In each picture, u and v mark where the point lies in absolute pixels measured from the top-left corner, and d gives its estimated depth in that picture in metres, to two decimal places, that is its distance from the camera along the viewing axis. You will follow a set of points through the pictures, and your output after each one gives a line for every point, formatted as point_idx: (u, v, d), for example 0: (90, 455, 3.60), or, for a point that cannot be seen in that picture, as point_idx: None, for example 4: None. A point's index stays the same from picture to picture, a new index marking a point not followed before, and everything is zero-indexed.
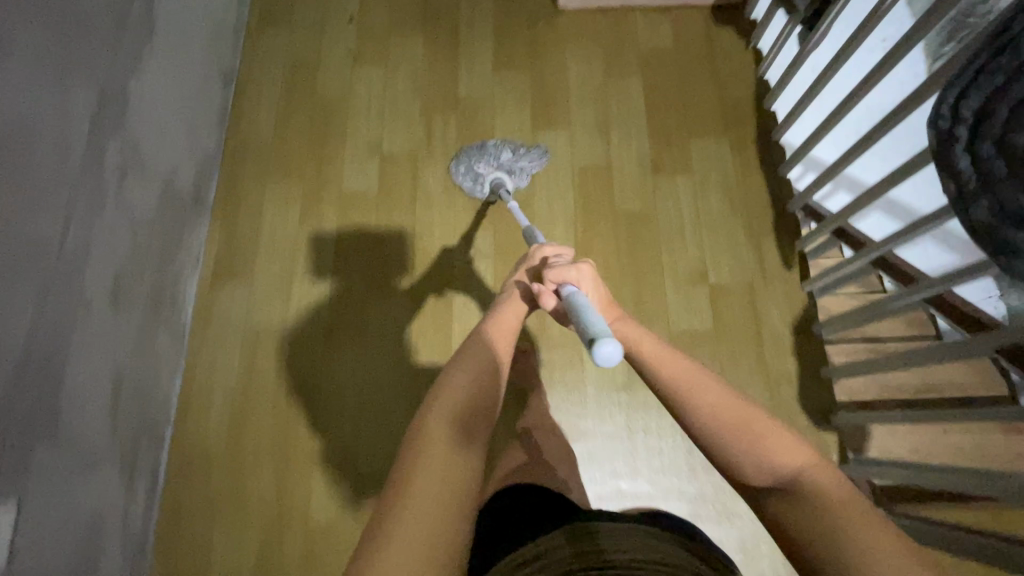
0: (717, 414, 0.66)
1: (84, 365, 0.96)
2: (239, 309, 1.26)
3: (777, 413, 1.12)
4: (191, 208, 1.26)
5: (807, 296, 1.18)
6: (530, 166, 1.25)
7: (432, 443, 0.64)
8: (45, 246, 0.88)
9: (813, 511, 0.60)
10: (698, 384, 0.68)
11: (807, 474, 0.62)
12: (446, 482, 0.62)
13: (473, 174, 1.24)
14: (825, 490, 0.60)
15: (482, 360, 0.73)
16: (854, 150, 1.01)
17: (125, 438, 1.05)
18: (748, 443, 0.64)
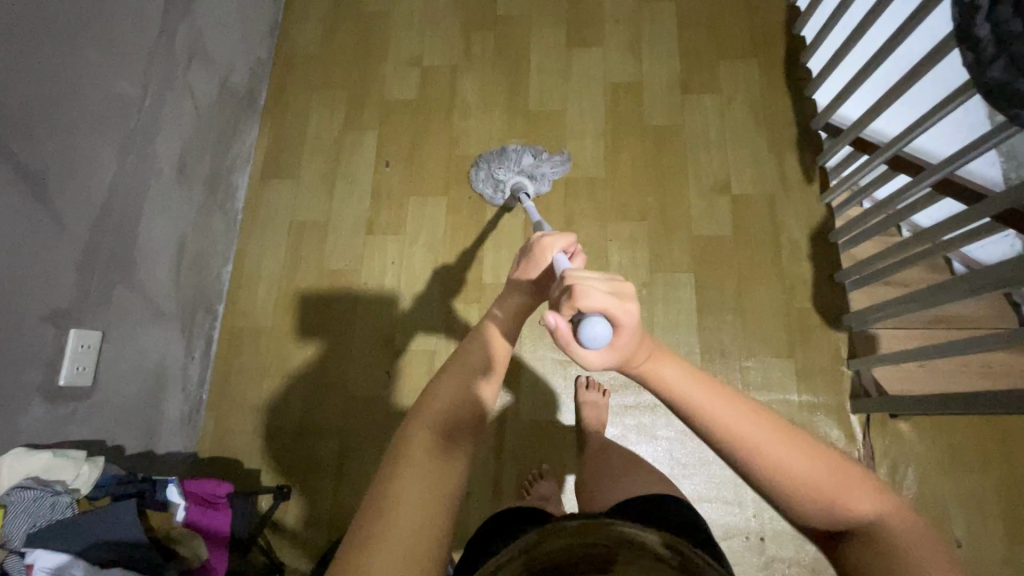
0: (783, 476, 0.48)
1: (155, 224, 1.07)
2: (285, 204, 1.35)
3: (790, 312, 1.18)
4: (244, 107, 1.35)
5: (825, 209, 1.23)
6: (551, 172, 1.27)
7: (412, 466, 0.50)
8: (125, 108, 0.98)
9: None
10: (764, 441, 0.48)
11: (906, 536, 0.46)
12: (422, 519, 0.47)
13: (494, 180, 1.26)
14: (918, 555, 0.45)
15: (467, 371, 0.58)
16: (877, 55, 1.06)
17: (184, 302, 1.16)
18: (828, 501, 0.48)
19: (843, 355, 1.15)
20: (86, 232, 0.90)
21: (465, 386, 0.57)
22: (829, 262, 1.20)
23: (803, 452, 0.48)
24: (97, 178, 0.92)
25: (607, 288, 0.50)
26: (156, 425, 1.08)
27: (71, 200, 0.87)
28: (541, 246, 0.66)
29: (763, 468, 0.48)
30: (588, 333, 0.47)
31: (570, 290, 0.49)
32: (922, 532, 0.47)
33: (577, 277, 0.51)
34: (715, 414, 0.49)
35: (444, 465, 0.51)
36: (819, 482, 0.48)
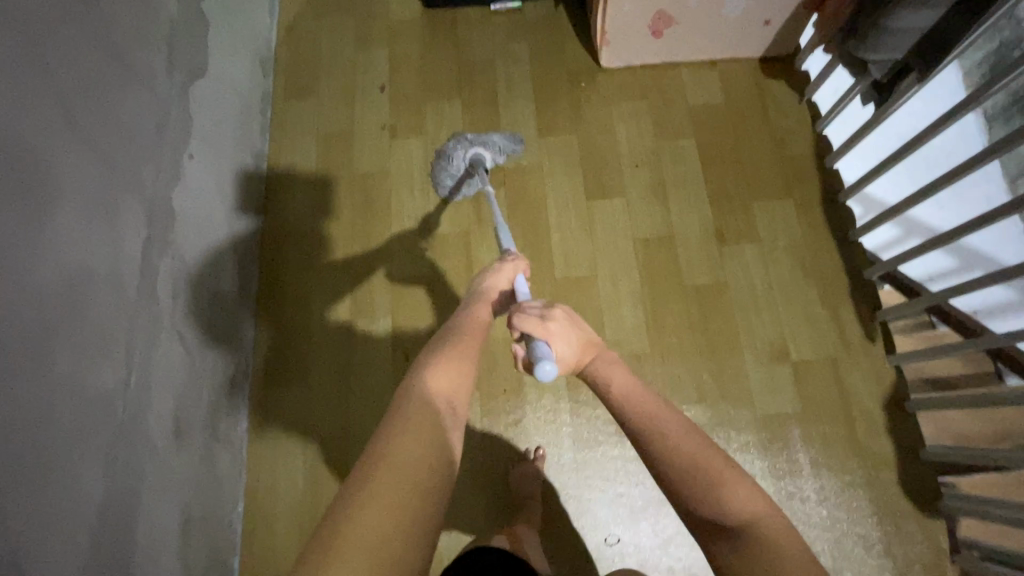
0: (679, 454, 0.68)
1: (155, 518, 0.90)
2: (298, 416, 1.21)
3: (877, 496, 1.08)
4: (235, 311, 1.20)
5: (896, 370, 1.14)
6: (501, 141, 1.31)
7: (412, 412, 0.66)
8: (108, 403, 0.81)
9: (768, 558, 0.59)
10: (669, 423, 0.71)
11: (764, 524, 0.62)
12: (418, 459, 0.62)
13: (450, 165, 1.29)
14: (773, 536, 0.61)
15: (459, 348, 0.77)
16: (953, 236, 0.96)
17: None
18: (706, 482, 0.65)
19: (944, 548, 1.04)
20: None
21: (461, 369, 0.74)
22: (910, 434, 1.10)
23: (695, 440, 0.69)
24: (82, 515, 0.75)
25: (543, 314, 0.82)
26: None
27: (59, 563, 0.71)
28: (502, 273, 0.93)
29: (666, 447, 0.69)
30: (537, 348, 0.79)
31: (520, 315, 0.82)
32: (784, 531, 0.62)
33: (523, 318, 0.81)
34: (637, 408, 0.74)
35: (438, 428, 0.66)
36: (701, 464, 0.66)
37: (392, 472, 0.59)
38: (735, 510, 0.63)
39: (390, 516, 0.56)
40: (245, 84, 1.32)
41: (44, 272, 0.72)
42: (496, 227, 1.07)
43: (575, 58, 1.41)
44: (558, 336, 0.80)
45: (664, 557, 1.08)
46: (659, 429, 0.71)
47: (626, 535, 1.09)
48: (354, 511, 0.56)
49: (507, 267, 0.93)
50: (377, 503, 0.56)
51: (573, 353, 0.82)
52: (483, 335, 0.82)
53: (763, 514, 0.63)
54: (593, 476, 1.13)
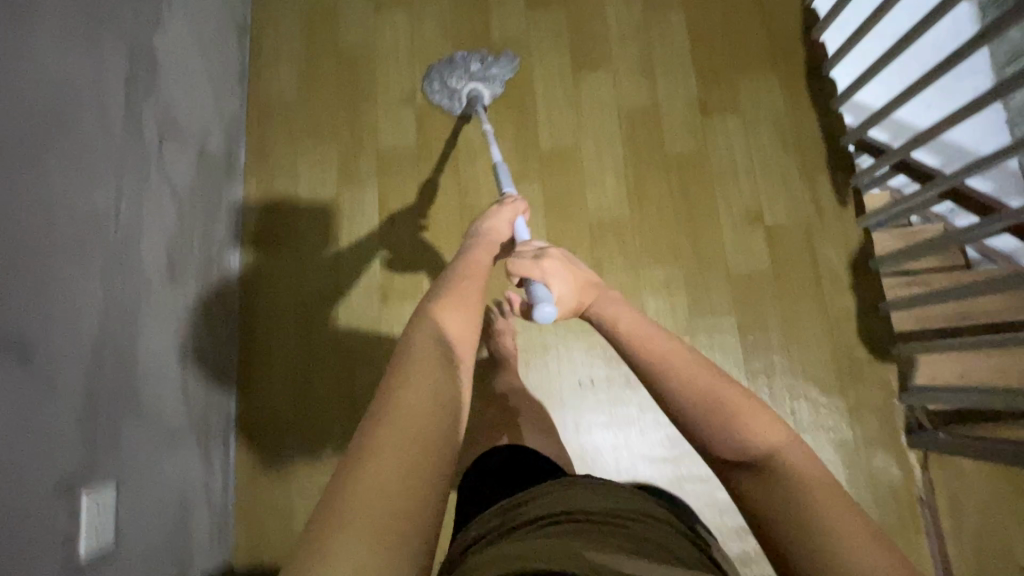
0: (692, 396, 0.62)
1: (153, 342, 0.94)
2: (289, 278, 1.25)
3: (838, 348, 1.14)
4: (223, 175, 1.21)
5: (863, 233, 1.19)
6: (502, 73, 1.17)
7: (420, 362, 0.55)
8: (103, 219, 0.84)
9: (791, 489, 0.54)
10: (678, 364, 0.64)
11: (786, 453, 0.57)
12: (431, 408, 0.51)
13: (447, 90, 1.16)
14: (796, 469, 0.55)
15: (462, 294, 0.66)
16: (926, 82, 0.98)
17: (195, 413, 1.05)
18: (725, 421, 0.59)
19: (894, 389, 1.12)
20: (85, 381, 0.78)
21: (467, 310, 0.64)
22: (870, 290, 1.16)
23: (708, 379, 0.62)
24: (85, 316, 0.79)
25: (537, 256, 0.81)
26: (188, 551, 0.99)
27: (61, 352, 0.74)
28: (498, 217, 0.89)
29: (679, 388, 0.63)
30: (535, 291, 0.78)
31: (517, 261, 0.81)
32: (804, 459, 0.56)
33: (521, 261, 0.80)
34: (642, 346, 0.68)
35: (444, 376, 0.55)
36: (717, 401, 0.61)
37: (402, 430, 0.49)
38: (751, 441, 0.58)
39: (405, 479, 0.46)
40: None
41: (31, 70, 0.71)
42: (494, 166, 1.04)
43: None
44: (557, 278, 0.79)
45: (635, 400, 1.16)
46: (669, 364, 0.65)
47: (601, 380, 1.16)
48: (350, 484, 0.45)
49: (507, 211, 0.90)
50: (377, 471, 0.46)
51: (570, 296, 0.80)
52: (486, 276, 0.73)
53: (783, 443, 0.57)
54: (572, 328, 1.18)
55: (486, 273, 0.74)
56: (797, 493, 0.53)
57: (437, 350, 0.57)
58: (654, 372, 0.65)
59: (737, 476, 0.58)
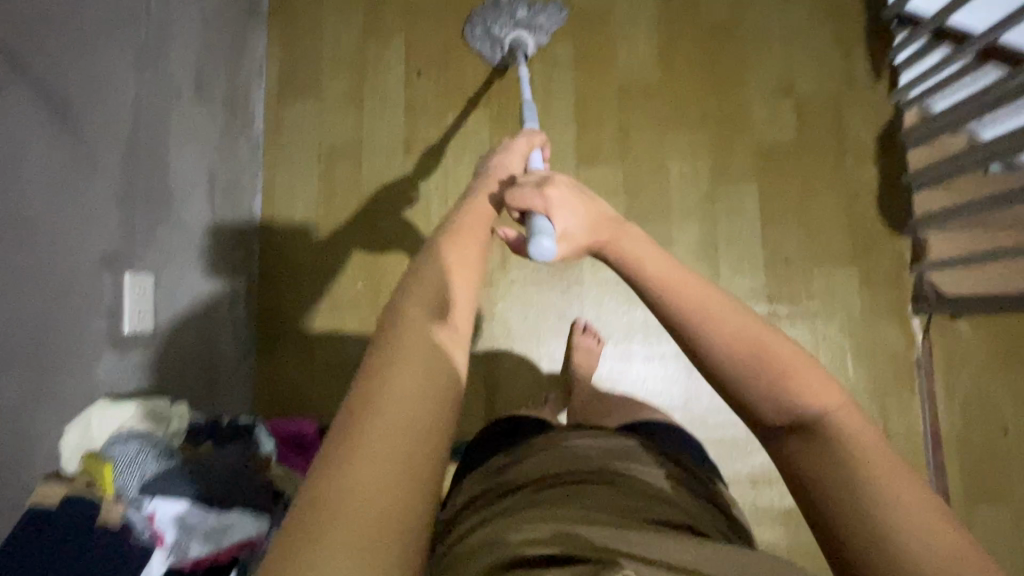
0: (733, 352, 0.48)
1: (184, 156, 0.95)
2: (311, 126, 1.23)
3: (855, 220, 1.16)
4: (249, 11, 1.18)
5: (894, 110, 1.17)
6: (549, 23, 1.14)
7: (402, 349, 0.39)
8: (135, 8, 0.82)
9: (834, 456, 0.45)
10: (713, 314, 0.49)
11: (841, 419, 0.46)
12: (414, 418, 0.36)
13: (491, 40, 1.15)
14: (848, 434, 0.45)
15: (459, 249, 0.47)
16: None
17: (224, 238, 1.08)
18: (770, 382, 0.47)
19: (906, 261, 1.14)
20: (123, 165, 0.80)
21: (466, 267, 0.46)
22: (894, 165, 1.16)
23: (751, 334, 0.48)
24: (120, 101, 0.79)
25: (541, 182, 0.58)
26: (218, 369, 1.04)
27: (99, 124, 0.75)
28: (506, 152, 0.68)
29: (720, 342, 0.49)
30: (534, 225, 0.57)
31: (512, 188, 0.58)
32: (861, 427, 0.46)
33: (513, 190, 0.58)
34: (682, 294, 0.50)
35: (433, 370, 0.39)
36: (762, 359, 0.48)
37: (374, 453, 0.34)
38: (796, 404, 0.47)
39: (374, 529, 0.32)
40: None
41: None
42: (523, 104, 0.96)
43: None
44: (563, 214, 0.57)
45: None
46: (707, 312, 0.49)
47: None
48: (330, 480, 0.33)
49: (519, 142, 0.70)
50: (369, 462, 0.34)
51: (581, 232, 0.57)
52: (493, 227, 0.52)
53: (838, 407, 0.46)
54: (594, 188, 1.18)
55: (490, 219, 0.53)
56: (851, 475, 0.44)
57: (431, 328, 0.41)
58: (697, 324, 0.49)
59: (775, 440, 0.49)
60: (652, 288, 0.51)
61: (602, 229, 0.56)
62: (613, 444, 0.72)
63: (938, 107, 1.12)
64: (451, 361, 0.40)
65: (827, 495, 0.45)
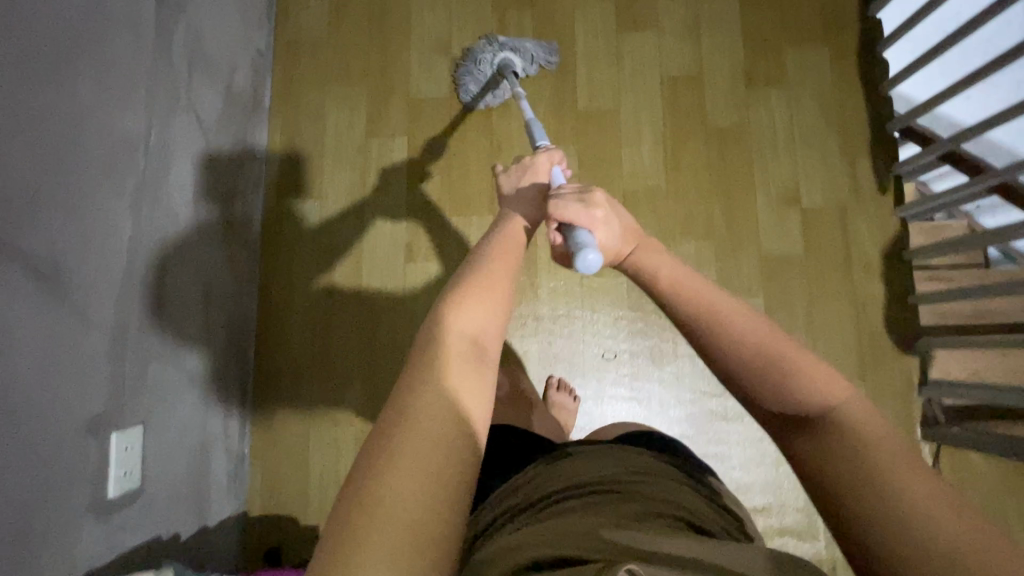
0: (745, 352, 0.53)
1: (179, 285, 0.93)
2: (312, 226, 1.22)
3: (863, 335, 1.14)
4: (250, 113, 1.17)
5: (899, 224, 1.17)
6: (536, 50, 1.20)
7: (440, 358, 0.50)
8: (132, 151, 0.80)
9: (856, 456, 0.46)
10: (728, 318, 0.55)
11: (850, 412, 0.48)
12: (448, 422, 0.46)
13: (476, 68, 1.19)
14: (862, 430, 0.47)
15: (492, 272, 0.58)
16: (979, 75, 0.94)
17: (219, 342, 1.06)
18: (775, 377, 0.52)
19: (913, 380, 1.13)
20: (114, 317, 0.77)
21: (486, 301, 0.56)
22: (902, 281, 1.15)
23: (766, 336, 0.53)
24: (115, 250, 0.77)
25: (583, 199, 0.67)
26: (206, 493, 1.01)
27: (91, 279, 0.72)
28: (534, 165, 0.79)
29: (735, 342, 0.54)
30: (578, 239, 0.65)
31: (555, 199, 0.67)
32: (873, 419, 0.48)
33: (558, 196, 0.66)
34: (687, 292, 0.58)
35: (465, 378, 0.49)
36: (770, 354, 0.52)
37: (414, 446, 0.43)
38: (806, 398, 0.50)
39: (417, 508, 0.41)
40: None
41: None
42: (527, 123, 0.95)
43: None
44: (604, 227, 0.65)
45: (657, 375, 1.15)
46: (721, 314, 0.56)
47: (624, 353, 1.15)
48: (374, 493, 0.41)
49: (541, 161, 0.79)
50: (403, 477, 0.42)
51: (615, 241, 0.66)
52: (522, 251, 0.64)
53: (849, 402, 0.49)
54: (595, 299, 1.17)
55: (519, 243, 0.65)
56: (869, 471, 0.44)
57: (467, 345, 0.52)
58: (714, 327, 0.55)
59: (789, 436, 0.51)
60: (677, 296, 0.59)
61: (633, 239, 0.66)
62: (632, 456, 0.74)
63: (989, 224, 1.16)
64: (479, 369, 0.51)
65: (854, 503, 0.44)
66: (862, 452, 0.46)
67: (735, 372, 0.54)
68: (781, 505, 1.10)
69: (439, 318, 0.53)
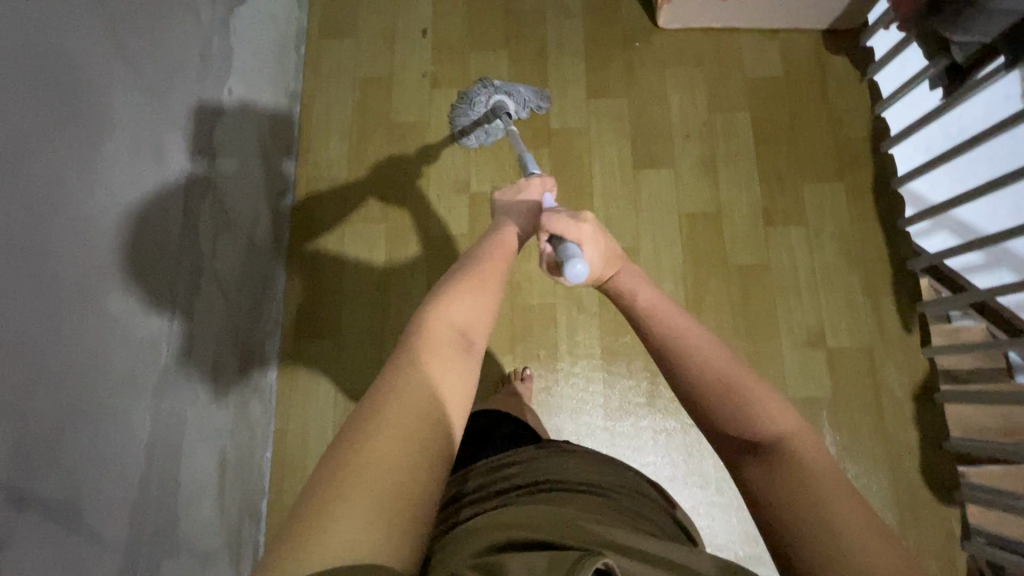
0: (706, 374, 0.62)
1: (194, 459, 0.91)
2: (332, 365, 1.24)
3: (901, 484, 1.10)
4: (267, 257, 1.19)
5: (928, 364, 1.15)
6: (528, 94, 1.25)
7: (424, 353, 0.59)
8: (153, 341, 0.80)
9: (800, 477, 0.54)
10: (692, 340, 0.65)
11: (798, 441, 0.56)
12: (427, 405, 0.54)
13: (470, 105, 1.23)
14: (805, 456, 0.55)
15: (473, 283, 0.69)
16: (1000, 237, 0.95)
17: (231, 502, 1.03)
18: (729, 393, 0.60)
19: (956, 535, 1.07)
20: (129, 524, 0.74)
21: (476, 301, 0.67)
22: (937, 426, 1.12)
23: (727, 360, 0.62)
24: (132, 450, 0.75)
25: (575, 218, 0.77)
26: None
27: (109, 497, 0.71)
28: (529, 190, 0.88)
29: (696, 364, 0.63)
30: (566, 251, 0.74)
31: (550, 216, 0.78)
32: (813, 448, 0.57)
33: (553, 214, 0.77)
34: (662, 321, 0.68)
35: (444, 370, 0.58)
36: (729, 376, 0.61)
37: (396, 420, 0.52)
38: (763, 425, 0.58)
39: (392, 469, 0.48)
40: (283, 21, 1.26)
41: (97, 191, 0.69)
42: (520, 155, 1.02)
43: (629, 16, 1.35)
44: (590, 243, 0.74)
45: None
46: (687, 345, 0.65)
47: None
48: (356, 461, 0.48)
49: (535, 185, 0.88)
50: (381, 444, 0.50)
51: (599, 264, 0.74)
52: (509, 264, 0.76)
53: (797, 433, 0.57)
54: (620, 443, 1.14)
55: (506, 255, 0.77)
56: (808, 489, 0.53)
57: (452, 341, 0.62)
58: (679, 352, 0.64)
59: (740, 454, 0.58)
60: (653, 321, 0.69)
61: (615, 263, 0.76)
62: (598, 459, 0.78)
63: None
64: (457, 367, 0.60)
65: (795, 515, 0.52)
66: (805, 475, 0.54)
67: (696, 387, 0.63)
68: None
69: (435, 311, 0.64)
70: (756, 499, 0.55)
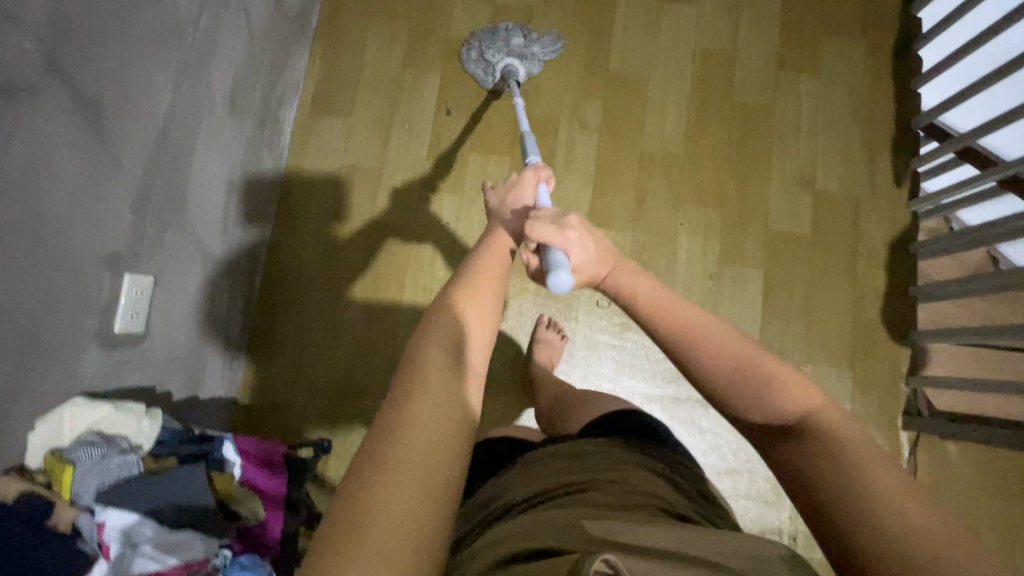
0: (716, 367, 0.55)
1: (206, 164, 0.98)
2: (338, 146, 1.28)
3: (858, 321, 1.15)
4: (296, 31, 1.24)
5: (911, 218, 1.17)
6: (541, 52, 1.23)
7: (423, 381, 0.50)
8: (181, 25, 0.86)
9: (847, 470, 0.47)
10: (699, 326, 0.57)
11: (823, 418, 0.51)
12: (430, 440, 0.46)
13: (484, 62, 1.23)
14: (837, 432, 0.49)
15: (474, 294, 0.58)
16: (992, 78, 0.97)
17: (235, 235, 1.12)
18: (743, 378, 0.54)
19: (902, 372, 1.13)
20: (142, 171, 0.82)
21: (484, 310, 0.58)
22: (906, 275, 1.16)
23: (733, 346, 0.55)
24: (153, 108, 0.83)
25: (559, 221, 0.68)
26: (201, 369, 1.06)
27: (126, 134, 0.78)
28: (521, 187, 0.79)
29: (698, 361, 0.56)
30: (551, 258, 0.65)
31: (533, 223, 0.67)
32: (846, 424, 0.51)
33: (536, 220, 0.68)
34: (660, 308, 0.60)
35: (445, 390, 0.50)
36: (739, 374, 0.54)
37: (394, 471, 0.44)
38: (784, 411, 0.52)
39: (400, 528, 0.41)
40: None
41: None
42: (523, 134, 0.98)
43: None
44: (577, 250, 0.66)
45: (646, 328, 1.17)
46: (696, 329, 0.57)
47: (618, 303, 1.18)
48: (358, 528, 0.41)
49: (528, 176, 0.80)
50: (392, 504, 0.42)
51: (590, 264, 0.66)
52: (504, 264, 0.64)
53: (821, 409, 0.51)
54: None
55: (500, 257, 0.65)
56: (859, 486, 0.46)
57: (450, 360, 0.52)
58: (682, 337, 0.57)
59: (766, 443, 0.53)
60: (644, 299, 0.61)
61: (607, 261, 0.67)
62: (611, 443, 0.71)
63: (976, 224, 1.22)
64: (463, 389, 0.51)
65: (851, 511, 0.46)
66: (838, 462, 0.48)
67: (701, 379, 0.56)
68: (747, 467, 1.11)
69: (429, 333, 0.54)
70: (797, 481, 0.50)
